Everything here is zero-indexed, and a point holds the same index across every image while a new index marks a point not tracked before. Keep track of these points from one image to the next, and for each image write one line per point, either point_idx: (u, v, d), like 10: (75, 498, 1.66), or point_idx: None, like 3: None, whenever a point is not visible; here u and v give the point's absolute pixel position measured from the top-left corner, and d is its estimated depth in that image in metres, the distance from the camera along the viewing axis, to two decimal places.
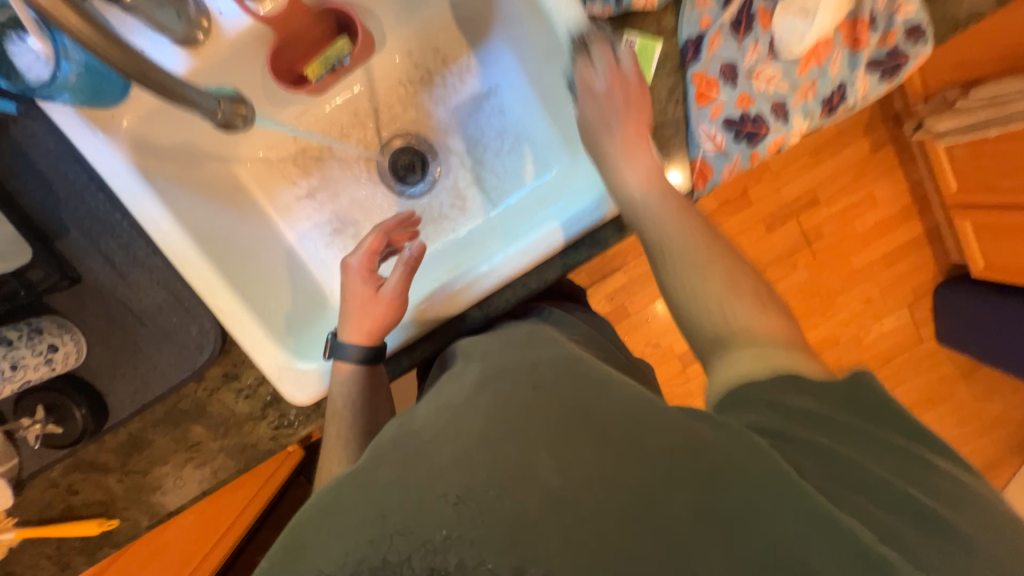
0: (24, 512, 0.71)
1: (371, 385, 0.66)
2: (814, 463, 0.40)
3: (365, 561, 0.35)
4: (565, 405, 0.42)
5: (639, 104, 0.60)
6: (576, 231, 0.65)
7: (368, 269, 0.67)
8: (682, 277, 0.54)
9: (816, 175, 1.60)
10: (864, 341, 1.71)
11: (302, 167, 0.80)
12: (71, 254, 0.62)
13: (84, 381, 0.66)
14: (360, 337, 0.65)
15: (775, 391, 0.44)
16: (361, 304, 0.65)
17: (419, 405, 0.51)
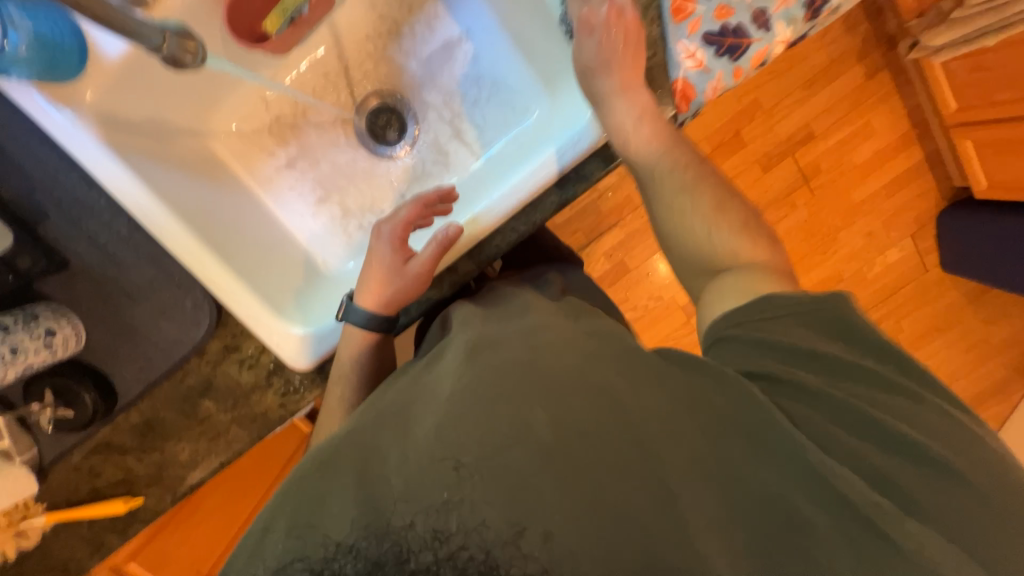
0: (51, 497, 0.73)
1: (373, 347, 0.66)
2: (798, 404, 0.45)
3: (370, 525, 0.36)
4: (542, 372, 0.44)
5: (630, 39, 0.59)
6: (560, 168, 0.63)
7: (401, 239, 0.66)
8: (676, 219, 0.60)
9: (811, 108, 1.55)
10: (868, 275, 1.69)
11: (278, 136, 0.79)
12: (55, 238, 0.62)
13: (89, 365, 0.67)
14: (376, 305, 0.65)
15: (767, 331, 0.48)
16: (387, 275, 0.65)
17: (407, 381, 0.53)
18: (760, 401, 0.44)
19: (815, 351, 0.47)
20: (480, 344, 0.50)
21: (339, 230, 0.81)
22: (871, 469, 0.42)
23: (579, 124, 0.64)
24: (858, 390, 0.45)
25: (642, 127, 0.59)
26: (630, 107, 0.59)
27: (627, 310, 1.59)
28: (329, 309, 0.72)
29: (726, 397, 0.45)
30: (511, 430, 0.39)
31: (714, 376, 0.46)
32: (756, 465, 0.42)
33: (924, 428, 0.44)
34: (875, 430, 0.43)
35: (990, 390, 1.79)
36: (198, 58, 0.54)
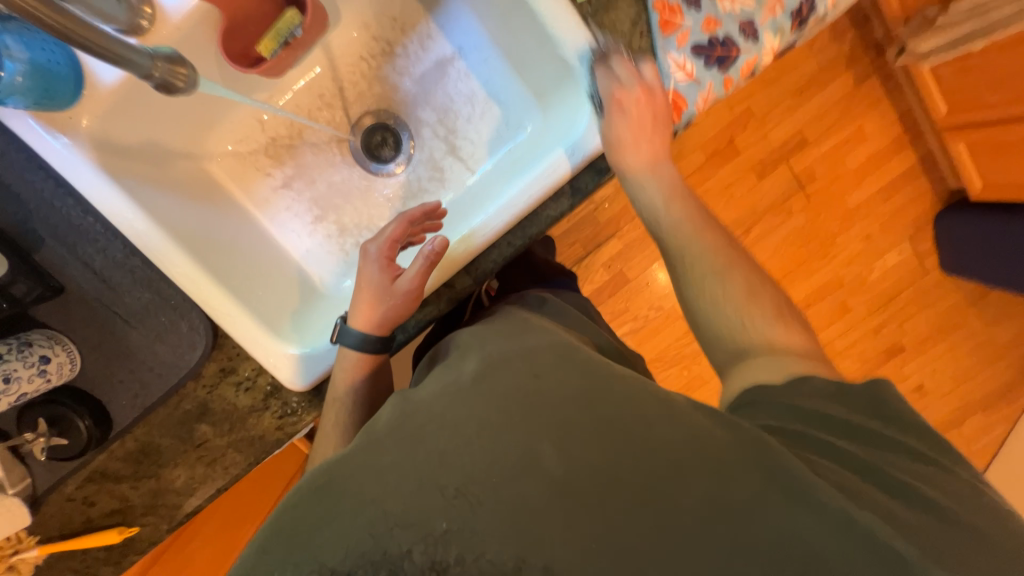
0: (44, 529, 0.72)
1: (370, 368, 0.65)
2: (820, 459, 0.43)
3: (366, 554, 0.37)
4: (544, 398, 0.44)
5: (657, 120, 0.62)
6: (555, 180, 0.63)
7: (388, 257, 0.65)
8: (703, 286, 0.59)
9: (802, 115, 1.57)
10: (868, 280, 1.68)
11: (274, 157, 0.79)
12: (49, 264, 0.61)
13: (83, 391, 0.66)
14: (369, 326, 0.64)
15: (787, 397, 0.48)
16: (374, 294, 0.63)
17: (400, 400, 0.52)
18: (781, 450, 0.41)
19: (822, 406, 0.47)
20: (482, 371, 0.50)
21: (336, 248, 0.81)
22: (898, 518, 0.39)
23: (574, 137, 0.64)
24: (880, 456, 0.44)
25: (671, 205, 0.64)
26: (658, 184, 0.64)
27: (627, 320, 1.58)
28: (325, 328, 0.72)
29: (743, 443, 0.42)
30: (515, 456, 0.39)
31: (730, 424, 0.44)
32: (792, 508, 0.38)
33: (929, 476, 0.43)
34: (883, 482, 0.42)
35: (996, 393, 1.77)
36: (191, 85, 0.54)
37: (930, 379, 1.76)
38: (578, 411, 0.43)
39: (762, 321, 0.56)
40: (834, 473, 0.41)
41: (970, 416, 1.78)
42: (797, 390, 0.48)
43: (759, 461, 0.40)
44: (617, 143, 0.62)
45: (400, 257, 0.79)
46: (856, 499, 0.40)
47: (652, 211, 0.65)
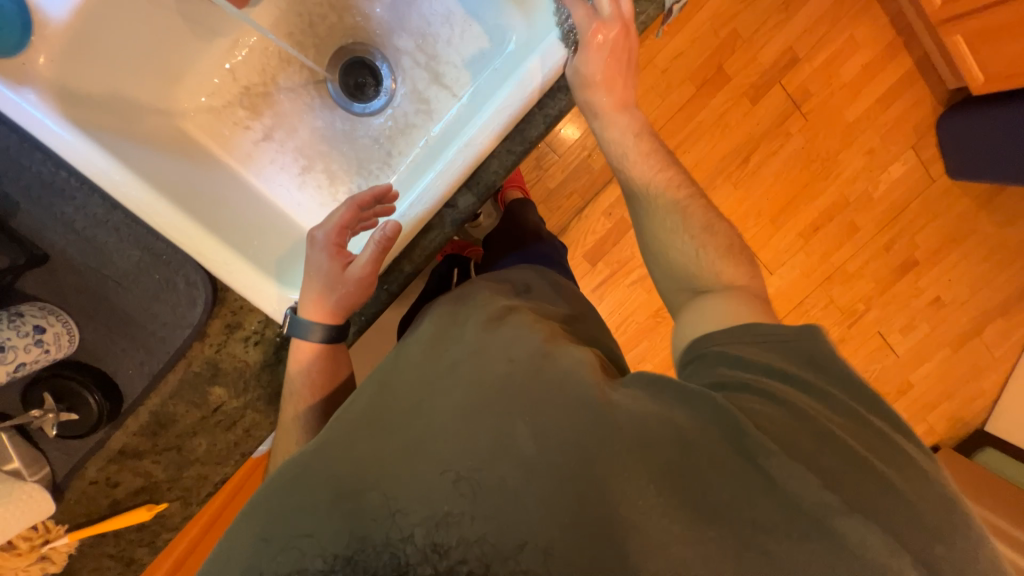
0: (71, 517, 0.69)
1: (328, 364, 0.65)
2: (770, 409, 0.44)
3: (367, 538, 0.39)
4: (513, 380, 0.46)
5: (629, 58, 0.65)
6: (501, 125, 0.62)
7: (338, 245, 0.63)
8: (659, 223, 0.64)
9: (792, 31, 1.51)
10: (874, 196, 1.64)
11: (250, 107, 0.75)
12: (28, 230, 0.59)
13: (88, 364, 0.63)
14: (324, 316, 0.62)
15: (735, 343, 0.50)
16: (324, 283, 0.61)
17: (374, 387, 0.52)
18: (724, 407, 0.43)
19: (773, 358, 0.48)
20: (455, 359, 0.51)
21: (329, 199, 0.77)
22: (820, 465, 0.41)
23: (499, 97, 0.62)
24: (830, 414, 0.45)
25: (637, 142, 0.68)
26: (623, 131, 0.68)
27: (635, 267, 1.54)
28: None
29: (693, 412, 0.45)
30: (502, 445, 0.42)
31: (678, 392, 0.46)
32: (727, 462, 0.42)
33: (846, 425, 0.45)
34: (811, 425, 0.43)
35: (1016, 297, 1.73)
36: None
37: (947, 290, 1.72)
38: (555, 397, 0.45)
39: (709, 253, 0.61)
40: (765, 419, 0.43)
41: (989, 324, 1.75)
42: (739, 335, 0.51)
43: (696, 420, 0.44)
44: (586, 82, 0.64)
45: (353, 244, 0.71)
46: (792, 452, 0.41)
47: (619, 150, 0.68)
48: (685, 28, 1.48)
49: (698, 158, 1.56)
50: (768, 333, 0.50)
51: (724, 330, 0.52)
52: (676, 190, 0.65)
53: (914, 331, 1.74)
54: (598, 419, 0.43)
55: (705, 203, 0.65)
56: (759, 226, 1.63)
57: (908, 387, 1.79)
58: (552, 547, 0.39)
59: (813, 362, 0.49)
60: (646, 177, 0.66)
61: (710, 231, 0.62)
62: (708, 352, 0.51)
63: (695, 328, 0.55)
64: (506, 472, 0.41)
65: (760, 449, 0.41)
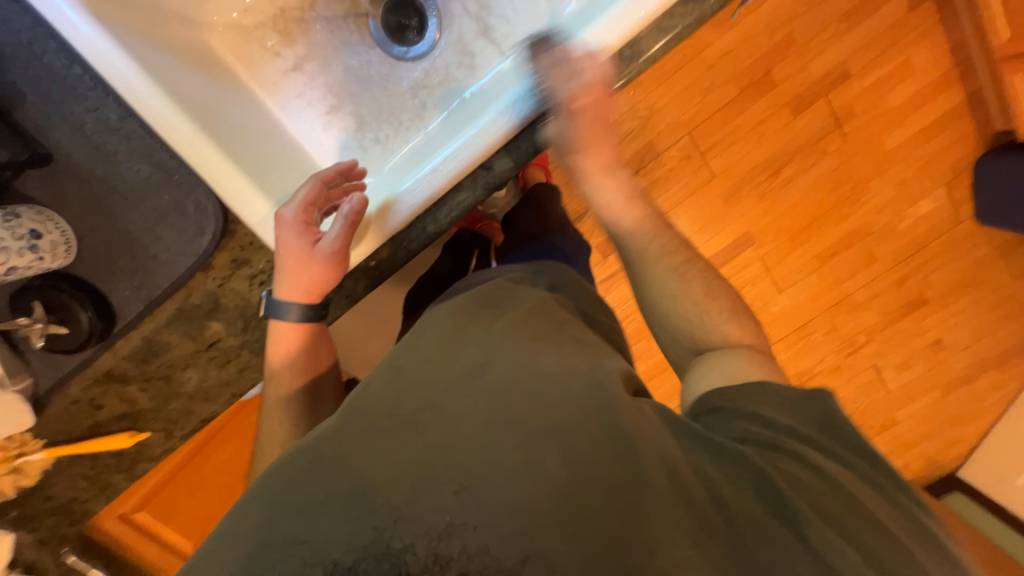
0: (49, 433, 0.67)
1: (308, 353, 0.64)
2: (800, 469, 0.43)
3: (370, 549, 0.34)
4: (541, 391, 0.45)
5: (604, 121, 0.63)
6: (517, 117, 0.59)
7: (306, 222, 0.58)
8: (658, 284, 0.61)
9: (849, 44, 1.43)
10: (897, 229, 1.59)
11: (283, 32, 0.70)
12: (36, 125, 0.56)
13: (83, 280, 0.60)
14: (299, 295, 0.60)
15: (749, 400, 0.50)
16: (298, 267, 0.58)
17: (391, 373, 0.50)
18: (747, 457, 0.44)
19: (787, 418, 0.48)
20: (485, 357, 0.49)
21: (353, 145, 0.72)
22: (860, 539, 0.39)
23: (543, 69, 0.59)
24: (858, 485, 0.44)
25: (628, 210, 0.65)
26: (615, 192, 0.65)
27: None
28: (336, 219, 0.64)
29: (721, 465, 0.44)
30: (529, 467, 0.39)
31: (699, 439, 0.47)
32: (763, 520, 0.40)
33: (874, 498, 0.43)
34: (835, 486, 0.42)
35: (1016, 351, 1.72)
36: None
37: (948, 335, 1.70)
38: (587, 421, 0.43)
39: (717, 316, 0.59)
40: (797, 480, 0.42)
41: (985, 375, 1.74)
42: (755, 394, 0.50)
43: (725, 475, 0.43)
44: (573, 151, 0.63)
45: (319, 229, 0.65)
46: (829, 519, 0.40)
47: (635, 236, 0.64)
48: (739, 25, 1.39)
49: (728, 164, 1.49)
50: (778, 392, 0.50)
51: (737, 385, 0.51)
52: (670, 255, 0.62)
53: (907, 369, 1.73)
54: (622, 441, 0.42)
55: (705, 266, 0.62)
56: (776, 242, 1.58)
57: (890, 423, 1.79)
58: (557, 560, 0.35)
59: (837, 426, 0.48)
60: (638, 227, 0.64)
61: (711, 295, 0.60)
62: (726, 408, 0.50)
63: (700, 383, 0.55)
64: (533, 494, 0.38)
65: (795, 509, 0.40)
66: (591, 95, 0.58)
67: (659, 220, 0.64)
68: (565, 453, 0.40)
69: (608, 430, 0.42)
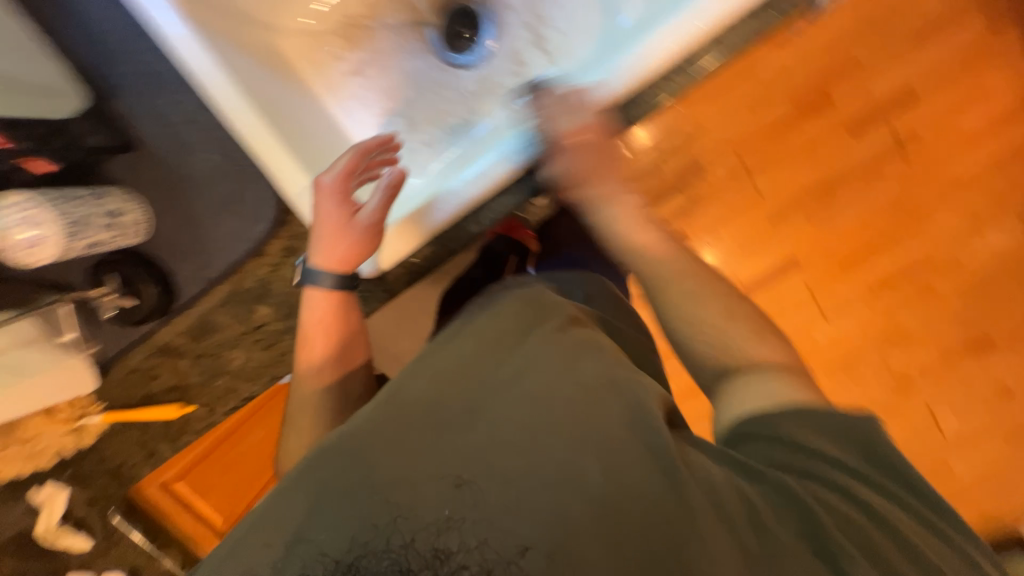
0: (109, 398, 0.73)
1: (342, 337, 0.62)
2: (845, 506, 0.41)
3: (370, 546, 0.35)
4: (579, 403, 0.44)
5: (607, 154, 0.63)
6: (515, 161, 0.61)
7: (344, 191, 0.60)
8: (677, 305, 0.55)
9: (918, 64, 1.35)
10: (962, 261, 1.48)
11: (347, 38, 0.74)
12: (127, 115, 0.62)
13: (152, 258, 0.65)
14: (333, 264, 0.61)
15: (787, 426, 0.45)
16: (331, 234, 0.60)
17: (429, 375, 0.49)
18: (791, 489, 0.42)
19: (832, 448, 0.44)
20: (522, 364, 0.48)
21: (402, 144, 0.74)
22: None
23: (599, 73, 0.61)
24: (911, 524, 0.42)
25: (644, 235, 0.60)
26: (627, 217, 0.60)
27: None
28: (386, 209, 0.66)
29: (762, 491, 0.43)
30: (568, 477, 0.39)
31: (737, 466, 0.45)
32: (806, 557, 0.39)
33: (926, 538, 0.42)
34: (880, 523, 0.41)
35: None
36: None
37: (1015, 381, 1.56)
38: (624, 435, 0.43)
39: (741, 335, 0.53)
40: (841, 519, 0.40)
41: None
42: (793, 418, 0.46)
43: (769, 507, 0.41)
44: (580, 181, 0.61)
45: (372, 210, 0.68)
46: (876, 563, 0.39)
47: (653, 274, 0.57)
48: (797, 40, 1.34)
49: (776, 184, 1.44)
50: (819, 417, 0.46)
51: (774, 407, 0.47)
52: (685, 275, 0.56)
53: (967, 414, 1.58)
54: (664, 460, 0.41)
55: (724, 285, 0.57)
56: (824, 268, 1.50)
57: (947, 472, 1.62)
58: (556, 549, 0.35)
59: (881, 456, 0.45)
60: (646, 251, 0.58)
61: (732, 315, 0.54)
62: (760, 434, 0.46)
63: (731, 402, 0.50)
64: (569, 504, 0.37)
65: (840, 552, 0.39)
66: (588, 131, 0.60)
67: (662, 242, 0.59)
68: (605, 464, 0.40)
69: (650, 448, 0.42)
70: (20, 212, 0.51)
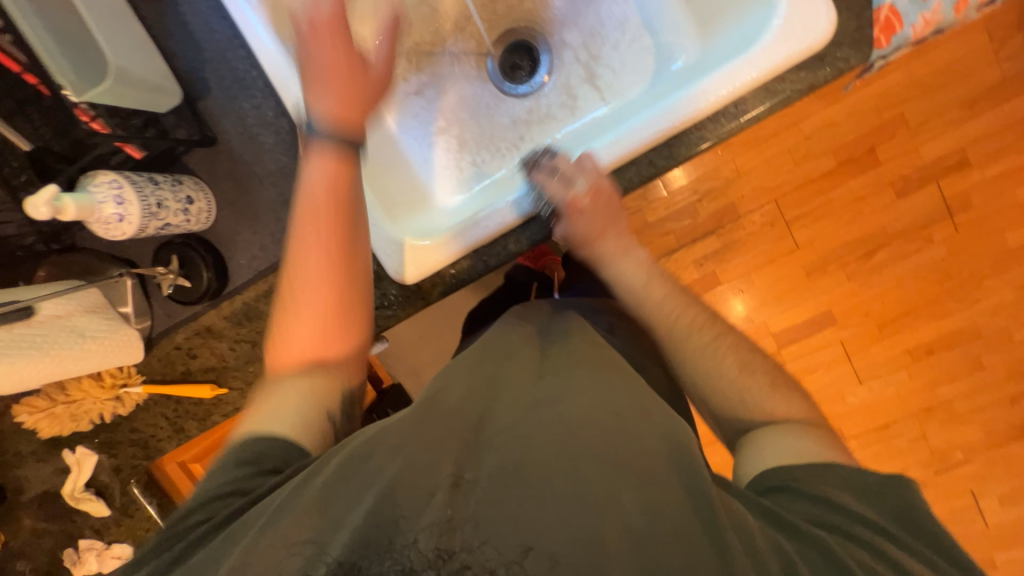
0: (149, 371, 0.77)
1: (345, 220, 0.55)
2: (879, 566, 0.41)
3: (372, 543, 0.37)
4: (614, 433, 0.45)
5: (613, 212, 0.65)
6: (526, 210, 0.65)
7: (340, 30, 0.53)
8: (697, 357, 0.60)
9: (973, 131, 1.33)
10: (1013, 337, 1.40)
11: (414, 62, 0.80)
12: (212, 114, 0.68)
13: (211, 244, 0.70)
14: (341, 116, 0.54)
15: (813, 479, 0.47)
16: (338, 77, 0.54)
17: (466, 385, 0.52)
18: (825, 543, 0.42)
19: (862, 507, 0.45)
20: (556, 389, 0.50)
21: (453, 163, 0.79)
22: None
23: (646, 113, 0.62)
24: None
25: (653, 288, 0.64)
26: (634, 269, 0.65)
27: None
28: (433, 223, 0.71)
29: (799, 544, 0.42)
30: (600, 501, 0.40)
31: (770, 514, 0.45)
32: None
33: None
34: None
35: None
36: None
37: None
38: (652, 463, 0.43)
39: (758, 391, 0.57)
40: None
41: None
42: (821, 475, 0.47)
43: (801, 555, 0.41)
44: (587, 239, 0.66)
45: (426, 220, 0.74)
46: None
47: (637, 298, 0.65)
48: (847, 99, 1.35)
49: (816, 237, 1.42)
50: (847, 476, 0.47)
51: (799, 463, 0.48)
52: (702, 328, 0.61)
53: (1018, 505, 1.44)
54: (695, 499, 0.41)
55: (739, 338, 0.61)
56: (861, 327, 1.44)
57: (989, 567, 1.48)
58: (558, 554, 0.37)
59: (916, 523, 0.44)
60: (661, 305, 0.63)
61: (749, 369, 0.58)
62: (788, 487, 0.47)
63: (754, 460, 0.52)
64: (589, 525, 0.39)
65: None
66: (590, 197, 0.62)
67: (681, 298, 0.63)
68: (633, 492, 0.41)
69: (685, 486, 0.42)
70: (107, 190, 0.58)
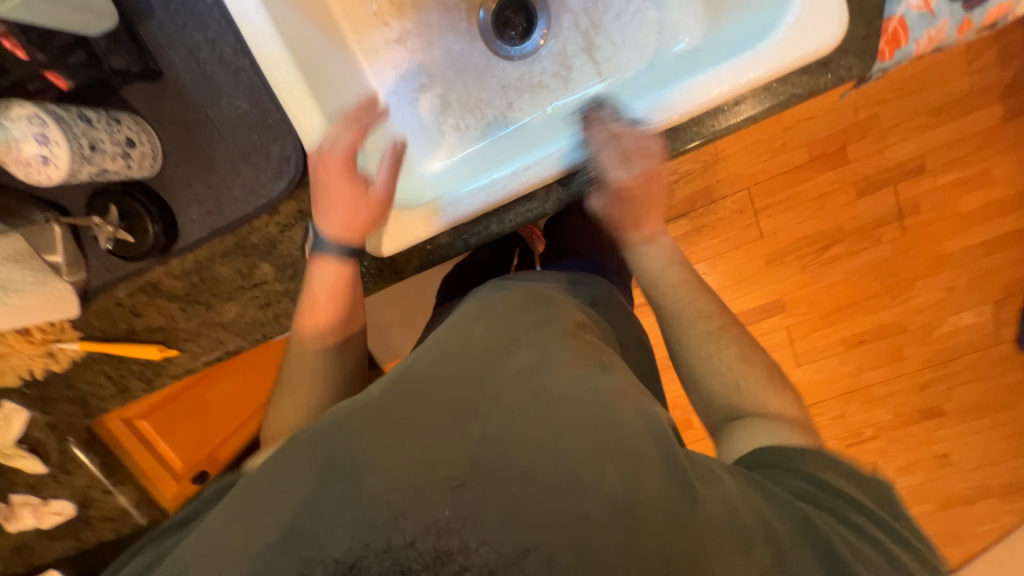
0: (86, 327, 0.70)
1: (342, 296, 0.63)
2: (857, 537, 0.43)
3: (371, 545, 0.36)
4: (600, 411, 0.46)
5: (651, 201, 0.67)
6: (569, 163, 0.59)
7: (346, 163, 0.58)
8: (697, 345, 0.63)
9: (933, 139, 1.39)
10: (932, 334, 1.54)
11: (396, 6, 0.71)
12: (155, 42, 0.59)
13: (157, 195, 0.62)
14: (342, 232, 0.60)
15: (795, 461, 0.50)
16: (344, 202, 0.59)
17: (442, 354, 0.53)
18: (809, 518, 0.44)
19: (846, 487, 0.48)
20: (539, 360, 0.51)
21: (435, 125, 0.73)
22: None
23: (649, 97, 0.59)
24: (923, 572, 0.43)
25: (671, 272, 0.68)
26: (659, 254, 0.69)
27: None
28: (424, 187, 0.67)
29: (775, 507, 0.45)
30: (589, 481, 0.41)
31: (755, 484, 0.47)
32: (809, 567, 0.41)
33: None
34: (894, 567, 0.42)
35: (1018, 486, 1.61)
36: None
37: (956, 451, 1.61)
38: (637, 446, 0.44)
39: (750, 381, 0.60)
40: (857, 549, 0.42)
41: (985, 502, 1.62)
42: (805, 458, 0.50)
43: (788, 527, 0.43)
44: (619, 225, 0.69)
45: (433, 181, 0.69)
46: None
47: (652, 279, 0.69)
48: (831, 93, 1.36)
49: (778, 229, 1.47)
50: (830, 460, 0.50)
51: (791, 445, 0.52)
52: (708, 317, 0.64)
53: (908, 476, 1.65)
54: (679, 470, 0.44)
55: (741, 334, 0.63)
56: (805, 316, 1.55)
57: None
58: (556, 555, 0.37)
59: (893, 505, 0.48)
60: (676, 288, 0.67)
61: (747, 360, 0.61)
62: (772, 467, 0.51)
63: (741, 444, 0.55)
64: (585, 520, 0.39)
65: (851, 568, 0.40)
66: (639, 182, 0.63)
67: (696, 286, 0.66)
68: (622, 470, 0.42)
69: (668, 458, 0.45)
70: (26, 126, 0.49)
